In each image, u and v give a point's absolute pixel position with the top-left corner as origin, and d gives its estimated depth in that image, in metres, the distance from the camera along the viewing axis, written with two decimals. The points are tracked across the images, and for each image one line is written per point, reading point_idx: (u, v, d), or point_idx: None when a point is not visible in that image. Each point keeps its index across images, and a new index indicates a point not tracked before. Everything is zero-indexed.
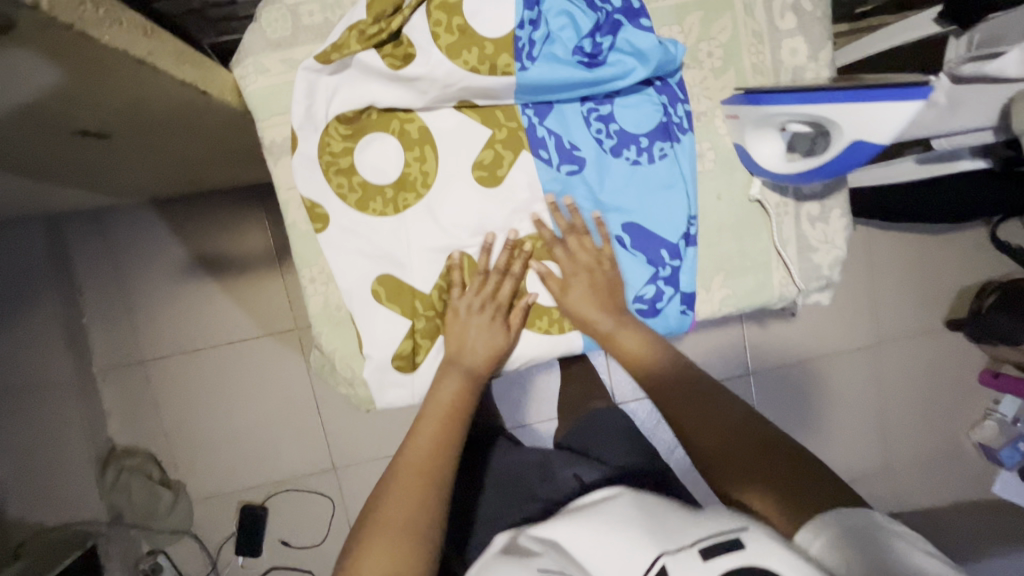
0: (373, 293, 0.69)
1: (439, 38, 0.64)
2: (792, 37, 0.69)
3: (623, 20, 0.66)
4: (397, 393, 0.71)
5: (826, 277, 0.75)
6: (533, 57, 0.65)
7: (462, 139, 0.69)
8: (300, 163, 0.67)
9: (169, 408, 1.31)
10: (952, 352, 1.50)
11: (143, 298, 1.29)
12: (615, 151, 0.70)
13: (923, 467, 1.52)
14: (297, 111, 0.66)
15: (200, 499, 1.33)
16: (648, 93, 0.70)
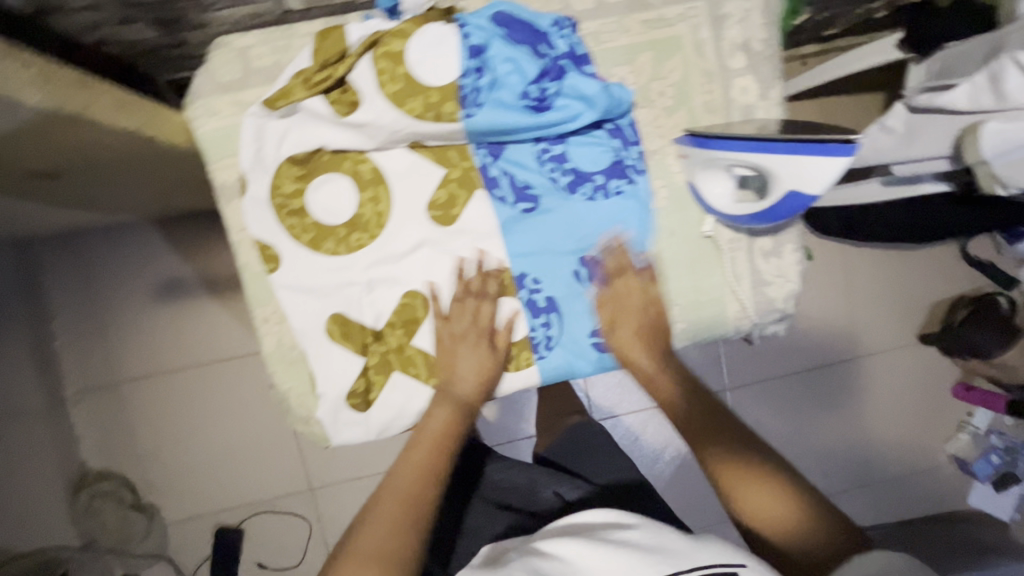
0: (327, 332, 0.68)
1: (384, 86, 0.64)
2: (743, 76, 0.71)
3: (569, 66, 0.66)
4: (353, 430, 0.70)
5: (780, 310, 0.76)
6: (479, 103, 0.66)
7: (415, 178, 0.68)
8: (249, 206, 0.66)
9: (142, 432, 1.30)
10: (927, 366, 1.52)
11: (114, 322, 1.28)
12: (571, 189, 0.69)
13: (900, 480, 1.53)
14: (246, 154, 0.66)
15: (174, 522, 1.32)
16: (599, 134, 0.69)
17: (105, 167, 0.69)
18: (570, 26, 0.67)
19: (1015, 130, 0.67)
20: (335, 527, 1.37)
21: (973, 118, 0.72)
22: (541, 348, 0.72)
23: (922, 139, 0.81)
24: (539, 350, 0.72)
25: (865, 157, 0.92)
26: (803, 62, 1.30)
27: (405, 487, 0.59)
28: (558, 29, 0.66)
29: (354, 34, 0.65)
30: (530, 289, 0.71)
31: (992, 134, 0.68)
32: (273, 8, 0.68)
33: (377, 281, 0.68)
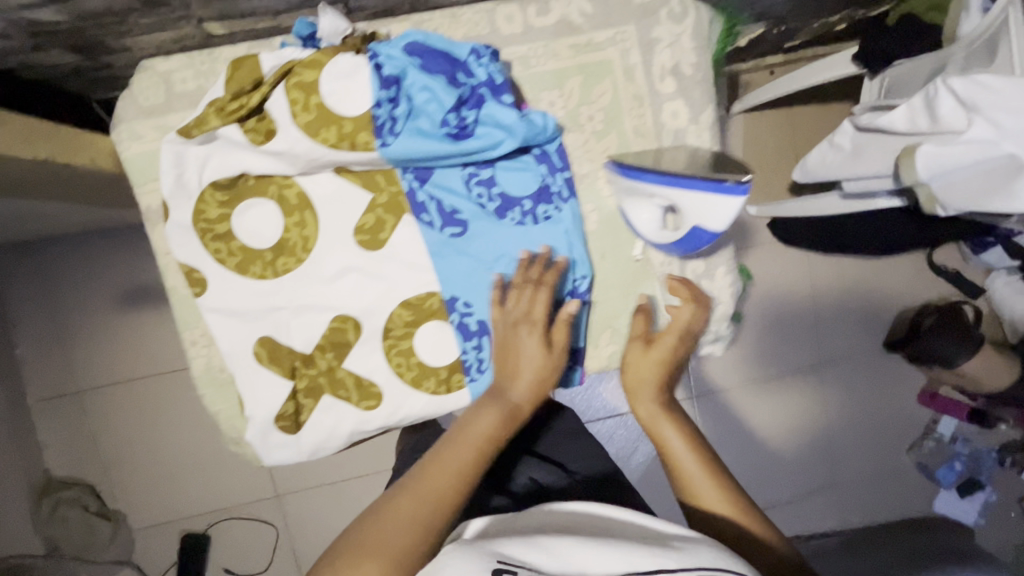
0: (255, 354, 0.68)
1: (296, 116, 0.63)
2: (672, 101, 0.71)
3: (489, 95, 0.63)
4: (283, 452, 0.70)
5: (713, 332, 0.79)
6: (397, 132, 0.63)
7: (342, 204, 0.67)
8: (173, 231, 0.66)
9: (106, 438, 1.30)
10: (893, 373, 1.53)
11: (76, 330, 1.28)
12: (499, 215, 0.68)
13: (866, 485, 1.55)
14: (167, 181, 0.65)
15: (140, 528, 1.33)
16: (525, 161, 0.69)
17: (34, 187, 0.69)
18: (490, 55, 0.64)
19: (949, 152, 0.66)
20: (302, 532, 1.37)
21: (912, 139, 0.72)
22: (473, 371, 0.69)
23: (866, 159, 0.81)
24: (470, 373, 0.69)
25: (815, 171, 0.92)
26: (770, 70, 1.31)
27: (436, 487, 0.52)
28: (477, 58, 0.64)
29: (267, 62, 0.63)
30: (461, 313, 0.68)
31: (929, 155, 0.67)
32: (194, 33, 0.64)
33: (303, 306, 0.68)
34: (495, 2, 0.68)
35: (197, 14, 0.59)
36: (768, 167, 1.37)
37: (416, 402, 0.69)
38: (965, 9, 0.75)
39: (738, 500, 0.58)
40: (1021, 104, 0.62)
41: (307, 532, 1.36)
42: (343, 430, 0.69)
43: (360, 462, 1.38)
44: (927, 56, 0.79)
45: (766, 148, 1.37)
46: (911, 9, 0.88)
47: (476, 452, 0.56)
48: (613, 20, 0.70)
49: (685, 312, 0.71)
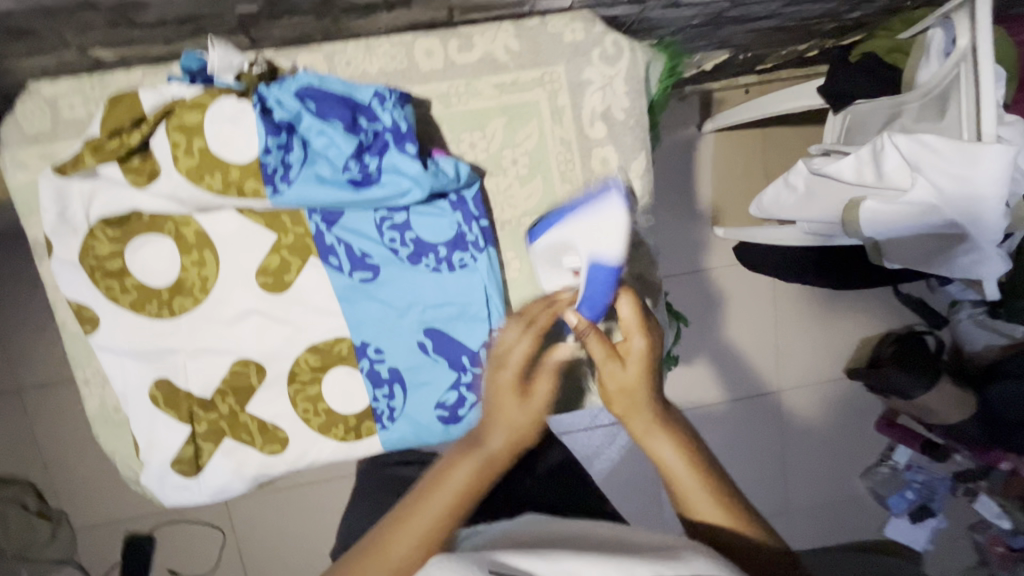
0: (150, 397, 0.65)
1: (178, 160, 0.59)
2: (602, 146, 0.70)
3: (391, 142, 0.60)
4: (182, 495, 0.68)
5: None
6: (290, 179, 0.60)
7: (245, 243, 0.64)
8: (59, 267, 0.63)
9: (46, 440, 1.28)
10: (852, 401, 1.53)
11: (15, 328, 1.24)
12: (412, 261, 0.65)
13: (821, 510, 1.55)
14: (47, 217, 0.61)
15: (82, 529, 1.31)
16: (441, 207, 0.65)
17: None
18: (395, 101, 0.61)
19: (888, 212, 0.65)
20: (248, 538, 1.36)
21: (854, 191, 0.69)
22: (384, 419, 0.68)
23: (822, 202, 0.79)
24: (382, 421, 0.68)
25: (772, 210, 0.90)
26: (746, 90, 1.27)
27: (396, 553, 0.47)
28: (381, 102, 0.61)
29: (149, 101, 0.59)
30: (371, 359, 0.66)
31: (868, 212, 0.66)
32: (81, 58, 0.61)
33: (201, 348, 0.65)
34: (415, 35, 0.65)
35: (79, 40, 0.56)
36: (734, 191, 1.35)
37: (324, 448, 0.68)
38: (927, 55, 0.72)
39: (732, 506, 0.51)
40: (963, 171, 0.58)
41: (254, 537, 1.36)
42: (246, 473, 0.68)
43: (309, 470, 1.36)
44: (874, 100, 0.79)
45: (733, 171, 1.34)
46: (871, 49, 0.83)
47: (447, 509, 0.49)
48: (541, 60, 0.68)
49: (625, 305, 0.61)
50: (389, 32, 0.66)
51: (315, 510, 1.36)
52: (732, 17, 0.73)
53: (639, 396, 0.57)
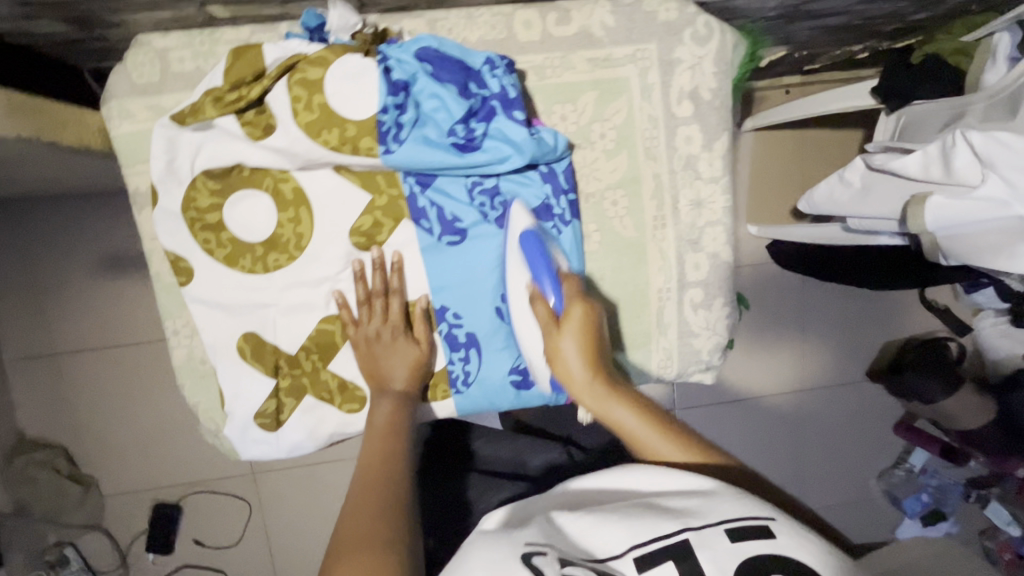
0: (238, 348, 0.70)
1: (299, 115, 0.64)
2: (688, 125, 0.71)
3: (500, 108, 0.64)
4: (261, 447, 0.72)
5: (704, 361, 0.78)
6: (401, 139, 0.64)
7: (339, 201, 0.68)
8: (162, 216, 0.67)
9: (80, 404, 1.28)
10: (874, 401, 1.56)
11: (53, 290, 1.24)
12: (500, 225, 0.69)
13: (837, 508, 1.58)
14: (156, 165, 0.66)
15: (111, 494, 1.32)
16: (532, 176, 0.69)
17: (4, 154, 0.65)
18: (504, 67, 0.64)
19: (955, 207, 0.67)
20: (274, 511, 1.37)
21: (923, 187, 0.72)
22: (459, 383, 0.73)
23: (877, 199, 0.80)
24: (456, 385, 0.73)
25: (821, 204, 0.91)
26: (787, 90, 1.28)
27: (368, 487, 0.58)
28: (491, 68, 0.64)
29: (271, 54, 0.64)
30: (450, 323, 0.72)
31: (937, 206, 0.67)
32: (196, 13, 0.64)
33: (294, 306, 0.70)
34: (513, 7, 0.67)
35: None
36: (770, 187, 1.36)
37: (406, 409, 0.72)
38: (992, 57, 0.74)
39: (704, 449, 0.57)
40: None
41: (280, 511, 1.37)
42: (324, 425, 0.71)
43: (339, 447, 1.37)
44: (938, 101, 0.79)
45: (770, 169, 1.36)
46: (935, 50, 0.86)
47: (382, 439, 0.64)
48: (633, 38, 0.69)
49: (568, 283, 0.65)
50: (487, 3, 0.68)
51: (342, 486, 1.37)
52: (810, 9, 0.74)
53: (593, 363, 0.62)
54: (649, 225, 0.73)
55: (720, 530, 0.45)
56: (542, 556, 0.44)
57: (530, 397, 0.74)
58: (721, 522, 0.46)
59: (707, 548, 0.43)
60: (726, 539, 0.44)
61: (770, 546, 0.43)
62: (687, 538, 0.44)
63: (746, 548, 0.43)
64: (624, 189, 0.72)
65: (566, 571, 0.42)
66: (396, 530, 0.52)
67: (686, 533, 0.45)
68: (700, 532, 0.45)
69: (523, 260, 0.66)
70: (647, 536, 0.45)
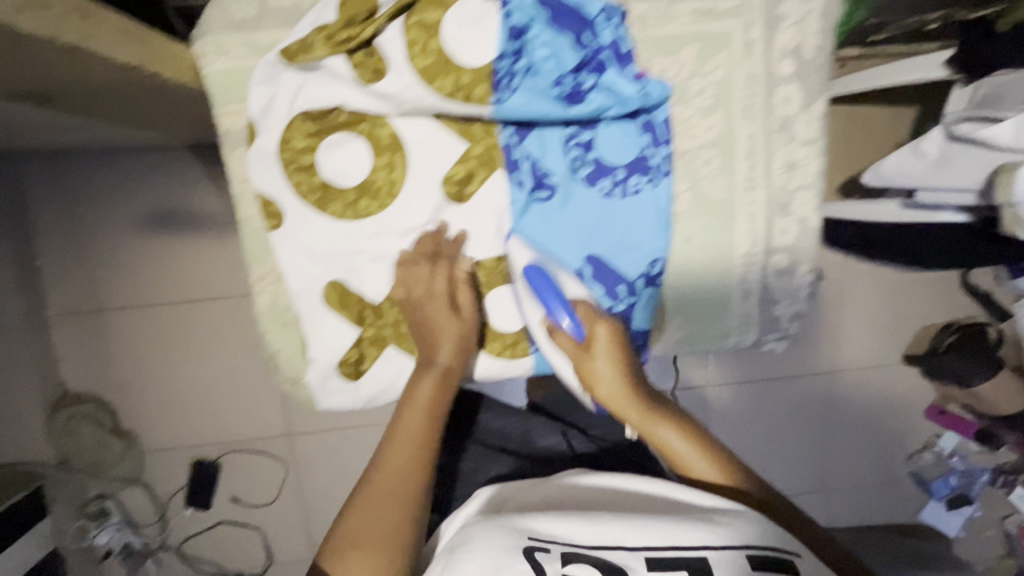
0: (324, 296, 0.82)
1: (414, 59, 0.73)
2: (789, 85, 0.80)
3: (608, 61, 0.76)
4: (341, 390, 0.86)
5: (781, 327, 0.90)
6: (513, 87, 0.75)
7: (433, 147, 0.78)
8: (254, 156, 0.77)
9: (121, 360, 1.29)
10: (912, 386, 1.53)
11: (95, 246, 1.24)
12: (589, 179, 0.79)
13: (861, 491, 1.59)
14: (257, 103, 0.75)
15: (150, 450, 1.34)
16: (630, 127, 0.79)
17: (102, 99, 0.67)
18: (617, 19, 0.75)
19: None
20: (308, 473, 1.38)
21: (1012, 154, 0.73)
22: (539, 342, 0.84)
23: (957, 168, 0.80)
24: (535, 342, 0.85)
25: (889, 176, 0.91)
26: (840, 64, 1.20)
27: (398, 473, 0.61)
28: (605, 19, 0.75)
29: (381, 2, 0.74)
30: None
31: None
32: None
33: (380, 254, 0.81)
34: None
35: None
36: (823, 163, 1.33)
37: (486, 361, 0.85)
38: None
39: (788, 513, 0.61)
40: None
41: (314, 474, 1.38)
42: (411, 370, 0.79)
43: (375, 413, 1.38)
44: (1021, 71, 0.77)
45: None
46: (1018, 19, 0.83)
47: (422, 418, 0.66)
48: None
49: (582, 305, 0.75)
50: None
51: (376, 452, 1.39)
52: None
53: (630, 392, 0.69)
54: (742, 185, 0.83)
55: (741, 554, 0.52)
56: (546, 552, 0.52)
57: None
58: (746, 547, 0.53)
59: (726, 565, 0.51)
60: (747, 565, 0.51)
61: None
62: (705, 556, 0.51)
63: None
64: (719, 148, 0.81)
65: (566, 570, 0.51)
66: (415, 516, 0.58)
67: (703, 551, 0.52)
68: (716, 552, 0.52)
69: (529, 293, 0.76)
70: (661, 543, 0.53)
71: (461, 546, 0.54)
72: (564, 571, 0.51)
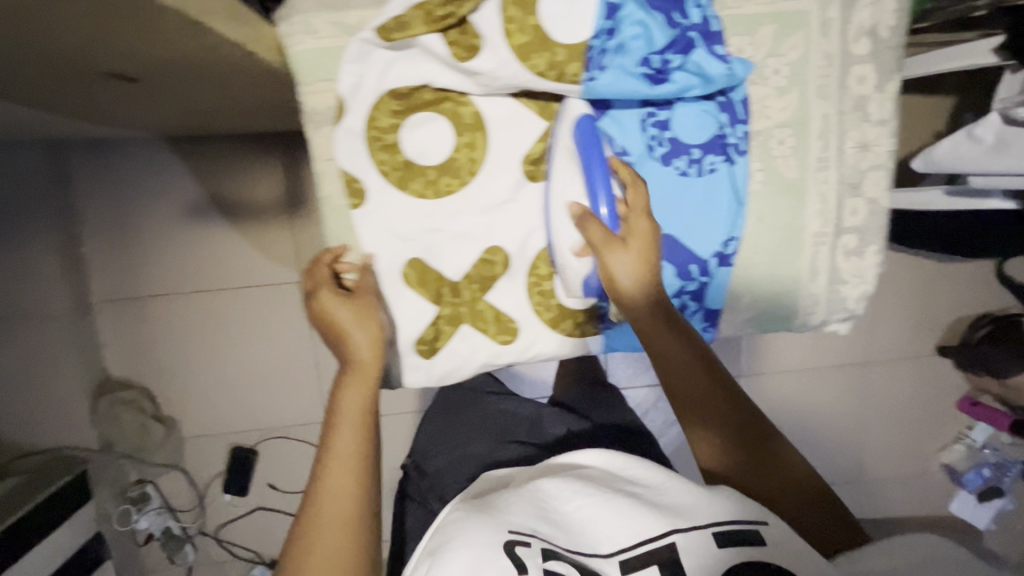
0: (402, 275, 0.78)
1: (512, 37, 0.67)
2: (863, 64, 0.74)
3: (697, 41, 0.70)
4: (415, 373, 0.81)
5: (849, 310, 0.82)
6: (602, 66, 0.69)
7: (517, 125, 0.76)
8: (342, 135, 0.72)
9: (163, 347, 1.31)
10: (944, 377, 1.53)
11: (139, 233, 1.26)
12: (665, 159, 0.76)
13: (892, 483, 1.59)
14: (345, 81, 0.70)
15: (190, 437, 1.35)
16: (709, 107, 0.75)
17: (180, 83, 0.67)
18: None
19: None
20: None
21: None
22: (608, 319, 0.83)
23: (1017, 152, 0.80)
24: (604, 321, 0.83)
25: (941, 160, 0.90)
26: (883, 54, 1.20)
27: (339, 510, 0.58)
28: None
29: None
30: None
31: None
32: None
33: (461, 234, 0.78)
34: None
35: None
36: None
37: (554, 340, 0.83)
38: None
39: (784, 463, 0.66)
40: None
41: None
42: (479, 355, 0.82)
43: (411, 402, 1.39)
44: None
45: None
46: None
47: (356, 435, 0.63)
48: None
49: (632, 201, 0.70)
50: None
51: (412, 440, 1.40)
52: None
53: (646, 298, 0.69)
54: (814, 165, 0.77)
55: (709, 534, 0.53)
56: (526, 546, 0.53)
57: None
58: (712, 526, 0.54)
59: (699, 549, 0.52)
60: (714, 544, 0.52)
61: (760, 550, 0.51)
62: (674, 541, 0.53)
63: (733, 554, 0.51)
64: (792, 129, 0.76)
65: (546, 564, 0.51)
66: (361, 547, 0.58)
67: (673, 537, 0.54)
68: (687, 536, 0.53)
69: (574, 163, 0.72)
70: (636, 542, 0.55)
71: (442, 543, 0.55)
72: (545, 565, 0.51)
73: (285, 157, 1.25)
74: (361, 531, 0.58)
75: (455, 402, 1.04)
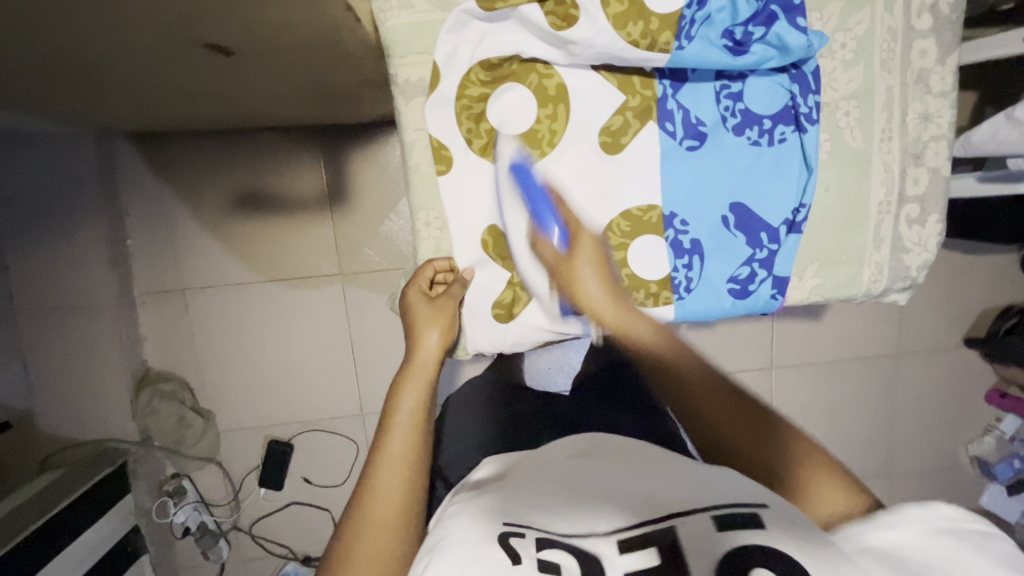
0: (481, 241, 0.81)
1: (609, 6, 0.70)
2: (925, 38, 0.79)
3: (779, 12, 0.74)
4: (489, 335, 0.83)
5: (911, 278, 0.85)
6: (691, 36, 0.73)
7: (597, 96, 0.78)
8: (435, 103, 0.76)
9: (203, 339, 1.32)
10: (971, 368, 1.55)
11: (184, 224, 1.28)
12: (737, 129, 0.79)
13: (922, 475, 1.59)
14: (442, 51, 0.74)
15: (228, 430, 1.36)
16: (782, 79, 0.79)
17: (274, 56, 0.70)
18: None
19: None
20: None
21: None
22: (682, 289, 0.81)
23: None
24: (677, 291, 0.82)
25: (980, 145, 0.93)
26: None
27: (381, 512, 0.56)
28: None
29: None
30: (676, 229, 0.80)
31: None
32: None
33: None
34: None
35: None
36: None
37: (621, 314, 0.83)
38: None
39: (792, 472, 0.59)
40: None
41: None
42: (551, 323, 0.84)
43: None
44: None
45: None
46: None
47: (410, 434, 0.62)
48: None
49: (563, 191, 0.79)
50: None
51: None
52: None
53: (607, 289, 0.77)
54: (878, 136, 0.81)
55: (705, 518, 0.51)
56: (521, 537, 0.50)
57: (745, 304, 0.83)
58: (709, 510, 0.52)
59: (689, 534, 0.49)
60: (710, 526, 0.50)
61: (760, 535, 0.48)
62: (672, 525, 0.50)
63: (731, 537, 0.49)
64: (858, 100, 0.80)
65: (543, 555, 0.48)
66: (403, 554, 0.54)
67: (670, 522, 0.51)
68: (682, 519, 0.51)
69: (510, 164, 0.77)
70: (632, 525, 0.52)
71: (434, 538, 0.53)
72: (541, 556, 0.48)
73: (329, 151, 1.27)
74: (406, 538, 0.55)
75: (476, 392, 1.04)
